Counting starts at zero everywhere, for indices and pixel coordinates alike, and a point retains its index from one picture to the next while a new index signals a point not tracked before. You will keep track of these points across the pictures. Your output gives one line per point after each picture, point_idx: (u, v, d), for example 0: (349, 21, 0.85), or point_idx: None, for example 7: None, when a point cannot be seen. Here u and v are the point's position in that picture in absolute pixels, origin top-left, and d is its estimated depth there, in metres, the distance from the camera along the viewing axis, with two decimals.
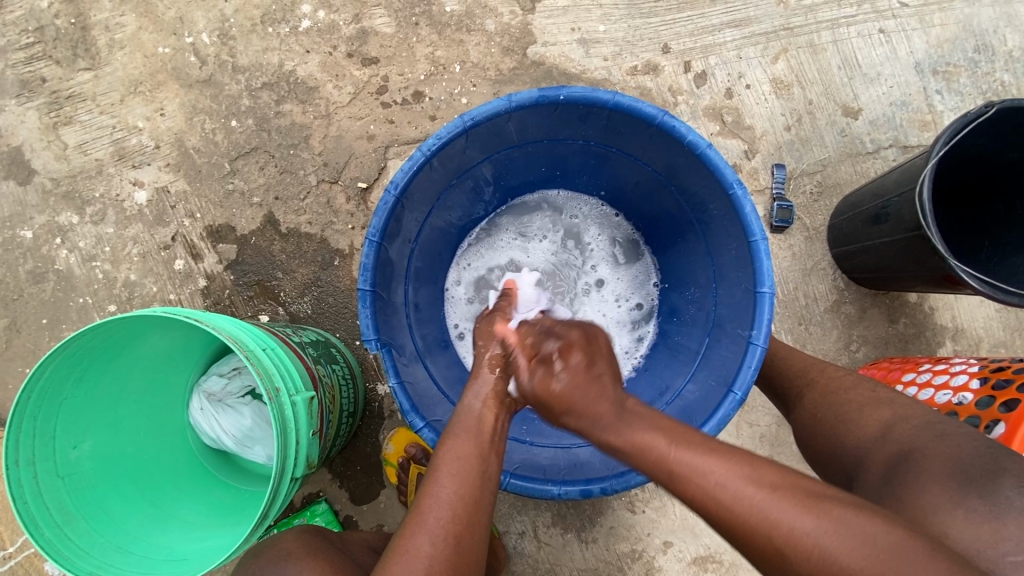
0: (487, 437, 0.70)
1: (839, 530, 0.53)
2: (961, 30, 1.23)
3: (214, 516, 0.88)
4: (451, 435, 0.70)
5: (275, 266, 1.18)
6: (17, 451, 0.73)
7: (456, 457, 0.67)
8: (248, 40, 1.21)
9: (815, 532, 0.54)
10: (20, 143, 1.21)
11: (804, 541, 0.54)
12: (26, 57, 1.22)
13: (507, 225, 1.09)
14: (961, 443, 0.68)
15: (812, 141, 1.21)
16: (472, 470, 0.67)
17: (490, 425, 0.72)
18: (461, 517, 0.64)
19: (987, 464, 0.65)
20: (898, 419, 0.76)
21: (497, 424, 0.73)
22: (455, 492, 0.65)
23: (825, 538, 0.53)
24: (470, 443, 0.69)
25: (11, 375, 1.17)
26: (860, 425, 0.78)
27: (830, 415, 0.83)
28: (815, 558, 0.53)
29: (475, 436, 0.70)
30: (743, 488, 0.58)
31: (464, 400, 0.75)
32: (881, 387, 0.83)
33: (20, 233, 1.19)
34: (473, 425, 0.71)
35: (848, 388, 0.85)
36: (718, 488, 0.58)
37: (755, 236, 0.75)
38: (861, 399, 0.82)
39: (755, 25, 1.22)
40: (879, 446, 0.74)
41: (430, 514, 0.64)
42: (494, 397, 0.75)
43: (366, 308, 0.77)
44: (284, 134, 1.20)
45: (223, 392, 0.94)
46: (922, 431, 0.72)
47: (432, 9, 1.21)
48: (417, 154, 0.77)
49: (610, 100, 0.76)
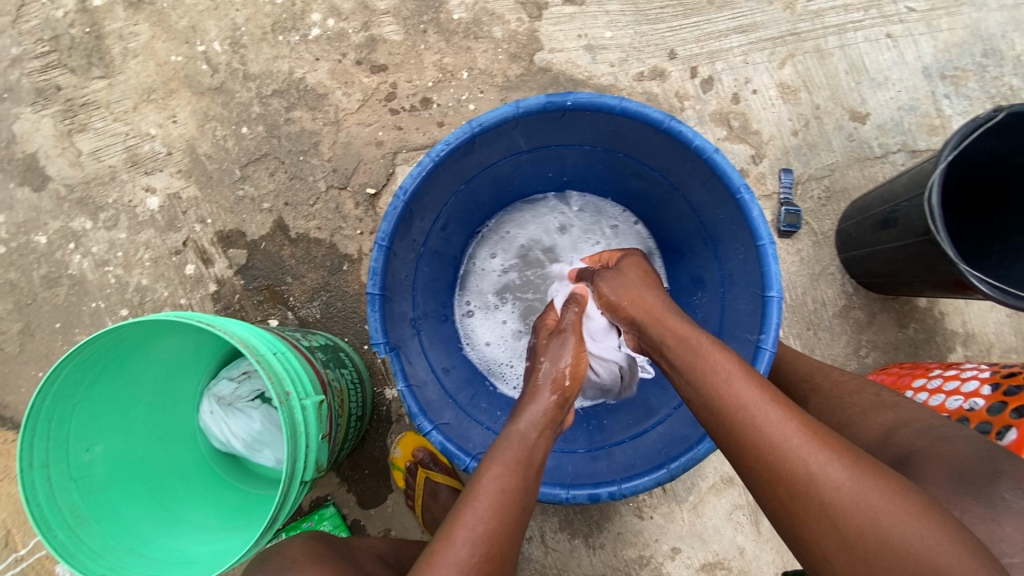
0: (533, 469, 0.68)
1: (870, 480, 0.55)
2: (969, 34, 1.23)
3: (223, 519, 0.89)
4: (497, 462, 0.67)
5: (285, 271, 1.19)
6: (31, 453, 0.74)
7: (502, 482, 0.65)
8: (259, 48, 1.23)
9: (847, 475, 0.56)
10: (35, 150, 1.23)
11: (833, 479, 0.56)
12: (42, 66, 1.24)
13: (551, 211, 1.08)
14: (962, 447, 0.68)
15: (820, 146, 1.21)
16: (512, 503, 0.64)
17: (537, 459, 0.70)
18: (492, 553, 0.60)
19: (985, 466, 0.65)
20: (899, 423, 0.76)
21: (541, 457, 0.70)
22: (491, 527, 0.61)
23: (857, 481, 0.55)
24: (514, 476, 0.66)
25: (24, 379, 1.19)
26: (862, 430, 0.78)
27: (835, 420, 0.82)
28: (839, 493, 0.55)
29: (523, 468, 0.67)
30: (790, 427, 0.59)
31: (514, 425, 0.73)
32: (885, 391, 0.83)
33: (34, 239, 1.21)
34: (523, 456, 0.68)
35: (851, 392, 0.84)
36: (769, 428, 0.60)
37: (763, 240, 0.75)
38: (863, 402, 0.82)
39: (762, 31, 1.22)
40: (885, 450, 0.74)
41: (461, 544, 0.60)
42: (548, 423, 0.74)
43: (375, 312, 0.78)
44: (293, 141, 1.21)
45: (233, 396, 0.95)
46: (923, 434, 0.72)
47: (439, 17, 1.23)
48: (425, 160, 0.78)
49: (617, 106, 0.76)
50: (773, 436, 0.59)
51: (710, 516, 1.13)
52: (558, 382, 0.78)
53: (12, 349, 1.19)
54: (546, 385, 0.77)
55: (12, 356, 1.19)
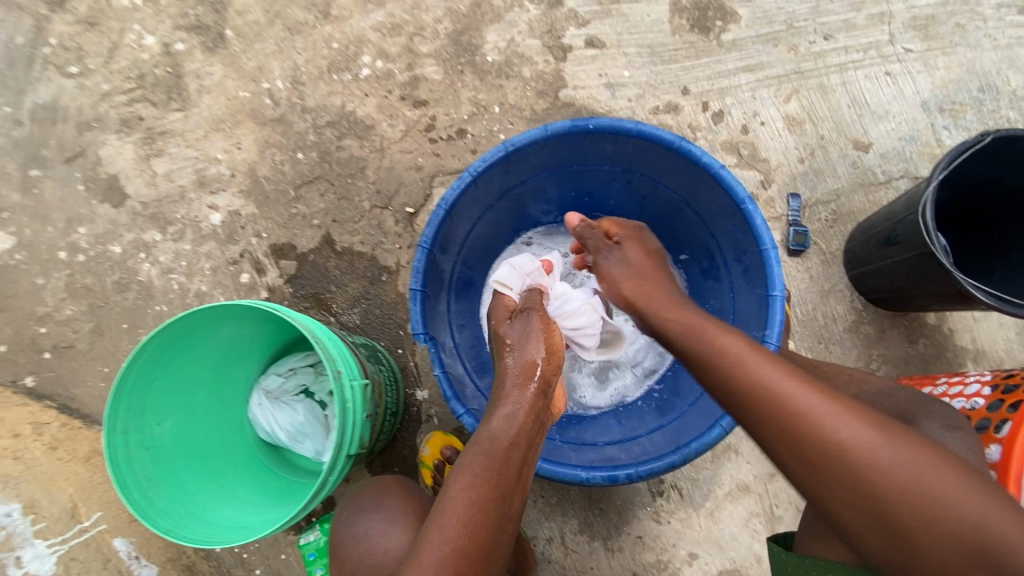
0: (507, 466, 0.71)
1: (899, 449, 0.62)
2: (965, 72, 1.32)
3: (269, 498, 0.97)
4: (466, 468, 0.71)
5: (329, 281, 1.30)
6: (116, 420, 0.84)
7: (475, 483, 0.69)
8: (316, 86, 1.39)
9: (882, 448, 0.62)
10: (117, 171, 1.40)
11: (868, 450, 0.62)
12: (128, 100, 1.42)
13: None
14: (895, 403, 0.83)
15: (825, 172, 1.29)
16: (484, 510, 0.68)
17: (513, 459, 0.71)
18: (472, 523, 0.68)
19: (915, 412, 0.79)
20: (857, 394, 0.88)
21: (515, 449, 0.72)
22: (469, 499, 0.68)
23: (874, 442, 0.62)
24: (482, 463, 0.70)
25: (91, 374, 1.30)
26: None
27: None
28: (879, 464, 0.61)
29: (497, 465, 0.70)
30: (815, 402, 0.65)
31: (489, 422, 0.73)
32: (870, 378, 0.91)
33: (110, 248, 1.36)
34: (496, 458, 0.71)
35: (827, 376, 0.94)
36: (804, 407, 0.65)
37: (766, 246, 0.83)
38: (836, 383, 0.92)
39: (768, 70, 1.34)
40: None
41: (448, 517, 0.68)
42: (529, 421, 0.74)
43: (417, 306, 0.87)
44: (342, 165, 1.35)
45: (280, 390, 1.05)
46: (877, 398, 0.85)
47: (475, 59, 1.38)
48: (465, 174, 0.89)
49: (633, 128, 0.87)
50: (807, 411, 0.65)
51: (726, 523, 1.16)
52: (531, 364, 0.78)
53: (83, 346, 1.32)
54: (518, 385, 0.76)
55: (82, 353, 1.31)
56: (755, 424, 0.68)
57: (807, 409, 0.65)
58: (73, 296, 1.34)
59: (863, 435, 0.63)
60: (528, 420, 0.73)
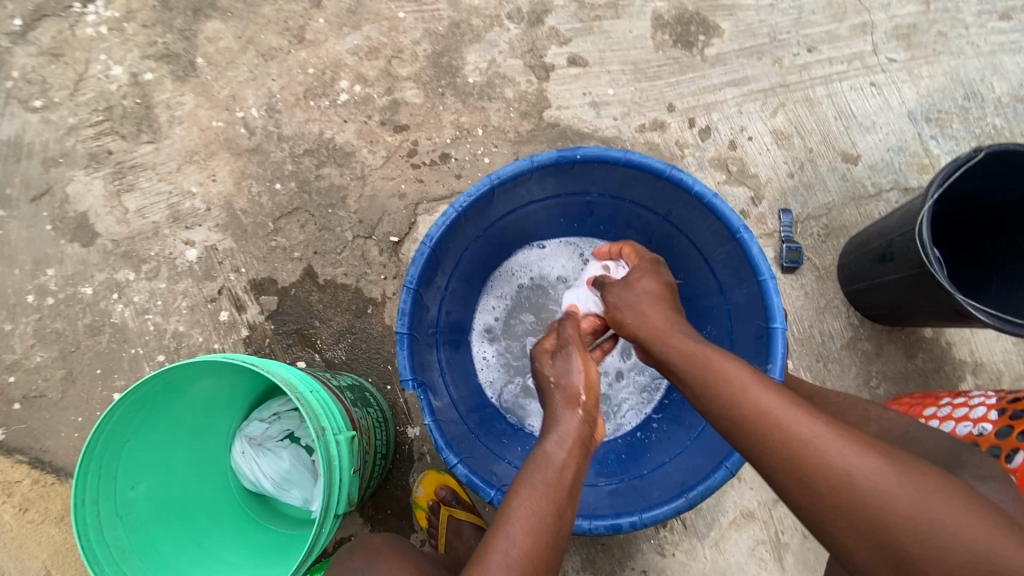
0: (561, 489, 0.69)
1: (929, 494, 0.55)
2: (949, 80, 1.32)
3: (255, 557, 0.92)
4: (526, 484, 0.69)
5: (313, 315, 1.26)
6: (84, 490, 0.79)
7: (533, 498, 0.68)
8: (293, 113, 1.35)
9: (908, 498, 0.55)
10: (86, 209, 1.34)
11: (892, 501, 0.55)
12: (95, 133, 1.37)
13: None
14: (928, 445, 0.77)
15: (816, 186, 1.28)
16: (542, 516, 0.67)
17: (570, 479, 0.70)
18: (541, 531, 0.66)
19: (949, 459, 0.73)
20: (876, 434, 0.82)
21: (572, 472, 0.71)
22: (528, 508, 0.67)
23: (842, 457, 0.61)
24: (541, 482, 0.69)
25: (65, 424, 1.24)
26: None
27: None
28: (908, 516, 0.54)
29: (557, 474, 0.70)
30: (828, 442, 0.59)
31: (543, 446, 0.73)
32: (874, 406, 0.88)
33: (81, 290, 1.30)
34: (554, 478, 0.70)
35: (841, 409, 0.89)
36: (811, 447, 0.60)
37: (764, 276, 0.80)
38: (850, 418, 0.87)
39: (753, 84, 1.32)
40: None
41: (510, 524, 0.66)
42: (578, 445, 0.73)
43: (404, 350, 0.83)
44: (323, 195, 1.31)
45: (263, 436, 0.99)
46: (900, 440, 0.80)
47: (456, 81, 1.34)
48: (450, 211, 0.85)
49: (623, 158, 0.84)
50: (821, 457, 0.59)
51: (732, 552, 1.13)
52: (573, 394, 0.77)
53: (55, 395, 1.26)
54: (566, 409, 0.76)
55: (55, 402, 1.25)
56: (765, 469, 0.63)
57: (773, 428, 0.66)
58: (43, 342, 1.28)
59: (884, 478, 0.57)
60: (578, 444, 0.73)
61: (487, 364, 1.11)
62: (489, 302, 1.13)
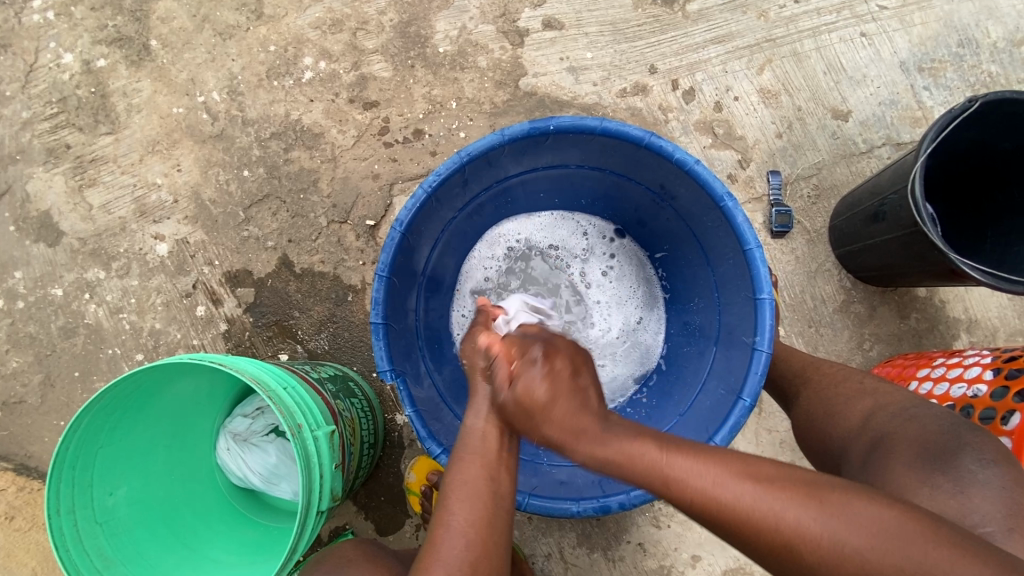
0: (494, 452, 0.69)
1: (847, 522, 0.53)
2: (943, 26, 1.25)
3: (243, 555, 0.91)
4: (459, 457, 0.69)
5: (292, 306, 1.22)
6: (58, 501, 0.77)
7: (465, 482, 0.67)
8: (256, 95, 1.28)
9: (824, 529, 0.53)
10: (48, 207, 1.28)
11: (813, 536, 0.53)
12: (51, 127, 1.30)
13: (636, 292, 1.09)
14: (929, 424, 0.72)
15: (805, 146, 1.23)
16: (481, 490, 0.67)
17: (495, 443, 0.70)
18: (478, 539, 0.64)
19: (950, 441, 0.69)
20: (877, 408, 0.79)
21: (504, 439, 0.70)
22: (467, 518, 0.65)
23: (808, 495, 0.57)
24: (477, 467, 0.68)
25: (47, 429, 1.22)
26: (845, 417, 0.80)
27: (819, 410, 0.84)
28: (824, 549, 0.53)
29: (494, 450, 0.69)
30: (746, 492, 0.56)
31: (464, 422, 0.72)
32: (868, 377, 0.85)
33: (51, 292, 1.26)
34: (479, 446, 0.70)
35: (838, 381, 0.86)
36: (716, 489, 0.57)
37: (751, 245, 0.77)
38: (847, 392, 0.84)
39: (738, 40, 1.26)
40: (861, 434, 0.77)
41: (444, 543, 0.64)
42: None
43: (380, 341, 0.80)
44: (293, 180, 1.25)
45: (248, 431, 0.97)
46: (897, 416, 0.76)
47: (426, 52, 1.27)
48: (418, 192, 0.81)
49: (598, 127, 0.79)
50: (734, 513, 0.56)
51: None
52: (483, 370, 0.75)
53: (35, 400, 1.23)
54: (478, 377, 0.75)
55: (35, 407, 1.23)
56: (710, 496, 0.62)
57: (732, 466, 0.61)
58: (17, 346, 1.25)
59: (804, 517, 0.54)
60: None
61: (462, 323, 1.08)
62: (485, 258, 1.09)
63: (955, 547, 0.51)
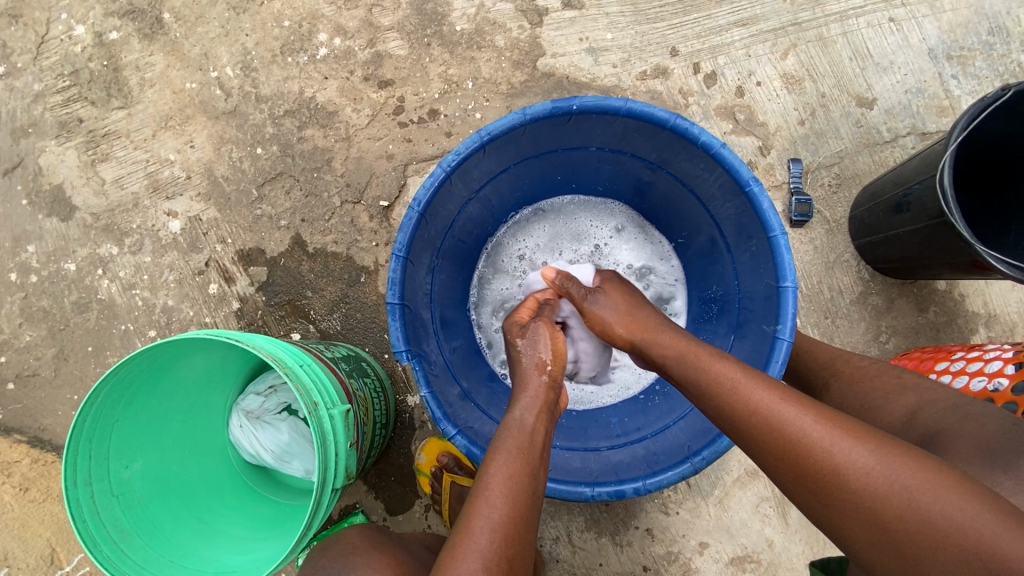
0: (538, 451, 0.70)
1: (901, 465, 0.56)
2: (974, 13, 1.22)
3: (256, 530, 0.92)
4: (499, 452, 0.69)
5: (304, 286, 1.22)
6: (74, 473, 0.78)
7: (507, 477, 0.66)
8: (270, 71, 1.26)
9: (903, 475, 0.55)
10: (61, 181, 1.28)
11: (859, 465, 0.56)
12: (63, 100, 1.29)
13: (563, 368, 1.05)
14: (988, 423, 0.70)
15: (827, 134, 1.20)
16: (523, 489, 0.66)
17: (540, 442, 0.71)
18: (512, 536, 0.63)
19: (1014, 441, 0.66)
20: (923, 405, 0.77)
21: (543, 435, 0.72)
22: (506, 514, 0.64)
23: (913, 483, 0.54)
24: (519, 462, 0.67)
25: (61, 402, 1.23)
26: (882, 412, 0.80)
27: (857, 404, 0.83)
28: (872, 482, 0.56)
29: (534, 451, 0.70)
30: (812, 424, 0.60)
31: (510, 414, 0.73)
32: (907, 373, 0.84)
33: (64, 266, 1.25)
34: (524, 442, 0.70)
35: (872, 375, 0.86)
36: (785, 423, 0.61)
37: (775, 232, 0.75)
38: (886, 385, 0.83)
39: (762, 23, 1.23)
40: (905, 432, 0.76)
41: (478, 535, 0.63)
42: (544, 410, 0.74)
43: (396, 321, 0.80)
44: (307, 159, 1.24)
45: (261, 410, 0.97)
46: (948, 414, 0.74)
47: (442, 30, 1.25)
48: (438, 171, 0.79)
49: (623, 107, 0.78)
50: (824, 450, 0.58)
51: (736, 509, 1.13)
52: (540, 365, 0.78)
53: (48, 374, 1.24)
54: (532, 374, 0.78)
55: (48, 381, 1.24)
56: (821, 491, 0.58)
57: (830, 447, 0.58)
58: (31, 320, 1.25)
59: (860, 449, 0.58)
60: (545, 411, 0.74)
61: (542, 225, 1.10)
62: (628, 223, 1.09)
63: (1011, 518, 0.51)
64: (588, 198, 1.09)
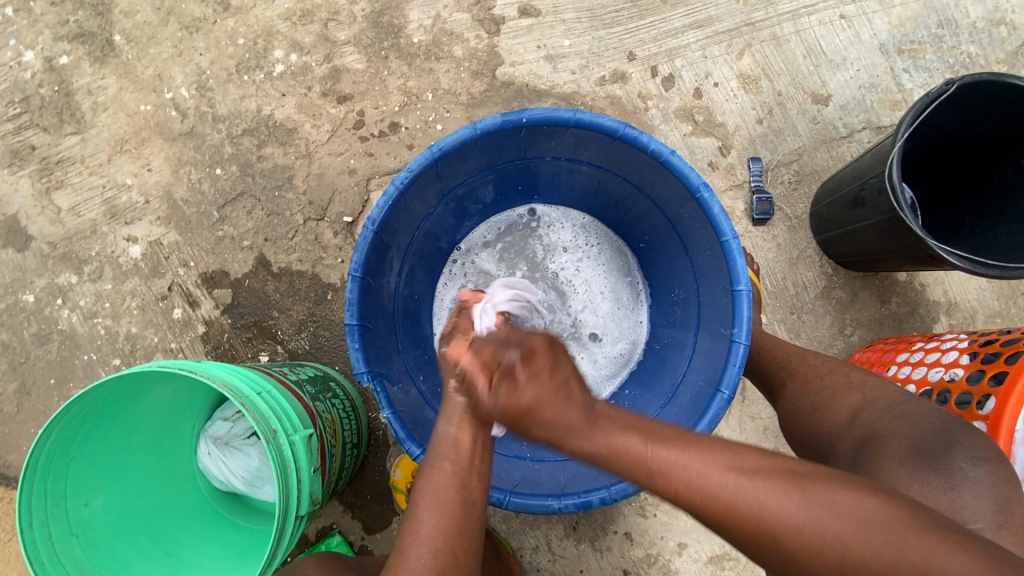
0: (468, 458, 0.68)
1: (834, 508, 0.53)
2: (922, 7, 1.24)
3: (226, 561, 0.91)
4: (432, 463, 0.68)
5: (271, 306, 1.20)
6: (30, 514, 0.77)
7: (435, 490, 0.66)
8: (225, 90, 1.25)
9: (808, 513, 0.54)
10: (15, 211, 1.25)
11: (783, 517, 0.54)
12: (15, 128, 1.26)
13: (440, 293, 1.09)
14: (913, 418, 0.72)
15: (785, 131, 1.22)
16: (453, 499, 0.66)
17: (470, 445, 0.69)
18: (445, 546, 0.63)
19: (942, 436, 0.69)
20: (869, 402, 0.78)
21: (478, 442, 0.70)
22: (437, 526, 0.64)
23: (829, 521, 0.53)
24: (451, 473, 0.67)
25: (25, 437, 1.20)
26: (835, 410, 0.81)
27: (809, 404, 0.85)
28: (811, 536, 0.53)
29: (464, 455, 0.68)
30: (728, 480, 0.56)
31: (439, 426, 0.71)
32: (855, 370, 0.86)
33: (23, 298, 1.23)
34: (453, 451, 0.68)
35: (823, 373, 0.87)
36: (700, 479, 0.57)
37: (727, 236, 0.76)
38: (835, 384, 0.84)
39: (717, 25, 1.24)
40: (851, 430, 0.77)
41: (409, 551, 0.63)
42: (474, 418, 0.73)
43: (355, 343, 0.79)
44: (267, 177, 1.23)
45: (229, 435, 0.95)
46: (887, 409, 0.75)
47: (400, 42, 1.24)
48: (390, 189, 0.79)
49: (572, 118, 0.78)
50: (718, 496, 0.56)
51: None
52: None
53: (10, 409, 1.21)
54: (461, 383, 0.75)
55: (11, 416, 1.20)
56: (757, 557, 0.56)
57: (731, 497, 0.55)
58: None
59: (763, 485, 0.56)
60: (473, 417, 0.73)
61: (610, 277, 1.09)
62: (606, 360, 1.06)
63: (945, 539, 0.51)
64: (579, 211, 1.09)
